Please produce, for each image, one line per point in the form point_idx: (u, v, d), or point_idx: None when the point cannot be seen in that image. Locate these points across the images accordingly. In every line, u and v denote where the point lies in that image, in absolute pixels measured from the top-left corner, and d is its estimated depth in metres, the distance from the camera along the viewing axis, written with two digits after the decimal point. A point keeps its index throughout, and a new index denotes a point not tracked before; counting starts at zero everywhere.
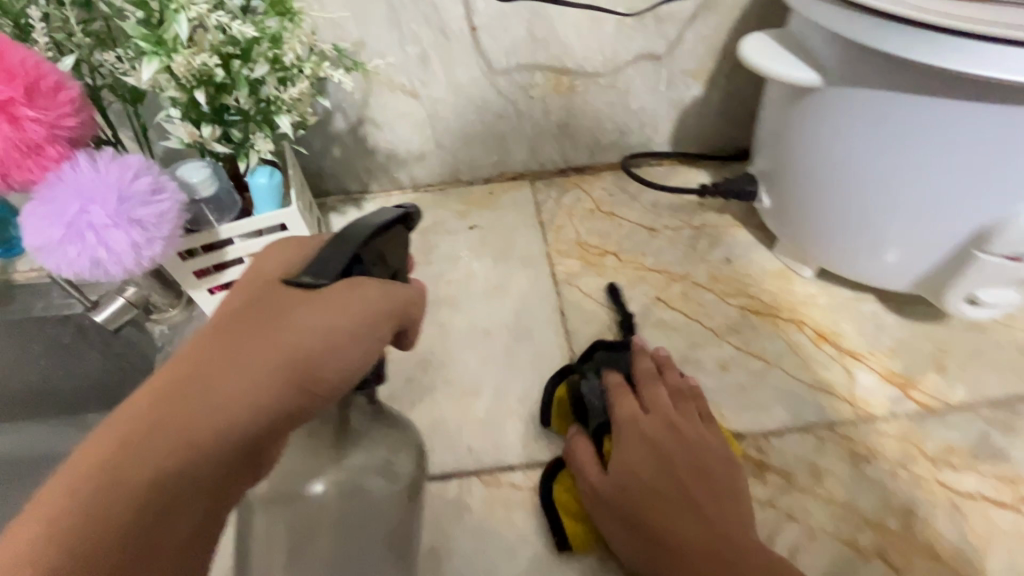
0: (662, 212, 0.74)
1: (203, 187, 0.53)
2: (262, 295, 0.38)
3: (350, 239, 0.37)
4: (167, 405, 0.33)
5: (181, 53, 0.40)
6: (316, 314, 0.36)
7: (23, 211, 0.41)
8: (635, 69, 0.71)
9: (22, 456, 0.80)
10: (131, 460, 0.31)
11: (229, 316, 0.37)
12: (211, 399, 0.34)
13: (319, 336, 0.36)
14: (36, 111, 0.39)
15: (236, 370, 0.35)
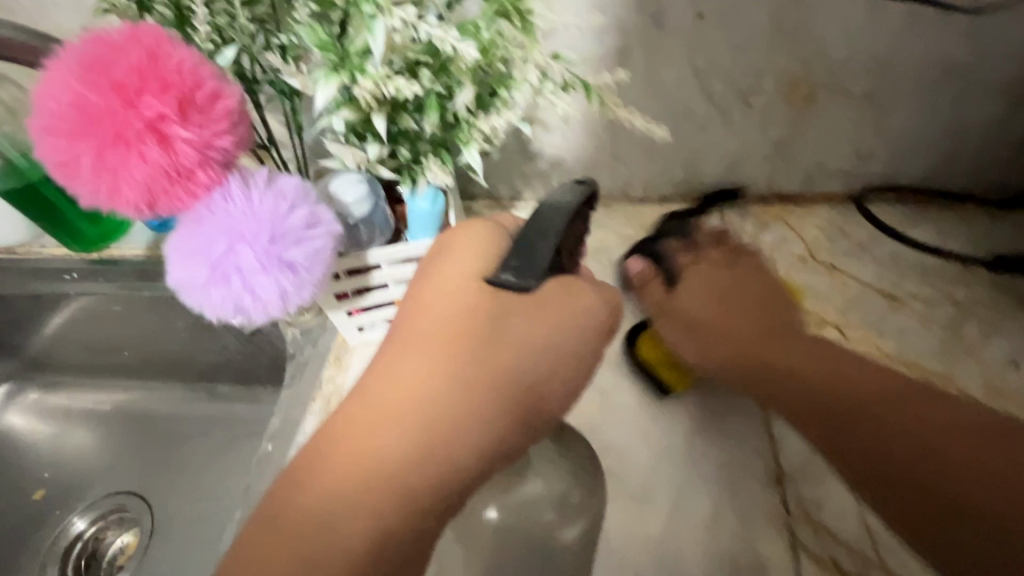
0: (908, 275, 0.56)
1: (356, 206, 0.44)
2: (457, 301, 0.36)
3: (549, 232, 0.36)
4: (384, 428, 0.32)
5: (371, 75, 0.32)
6: (533, 328, 0.36)
7: (170, 241, 0.35)
8: (911, 80, 0.52)
9: (151, 420, 0.81)
10: (381, 473, 0.30)
11: (426, 326, 0.36)
12: (425, 426, 0.32)
13: (539, 353, 0.36)
14: (191, 129, 0.31)
15: (466, 386, 0.33)
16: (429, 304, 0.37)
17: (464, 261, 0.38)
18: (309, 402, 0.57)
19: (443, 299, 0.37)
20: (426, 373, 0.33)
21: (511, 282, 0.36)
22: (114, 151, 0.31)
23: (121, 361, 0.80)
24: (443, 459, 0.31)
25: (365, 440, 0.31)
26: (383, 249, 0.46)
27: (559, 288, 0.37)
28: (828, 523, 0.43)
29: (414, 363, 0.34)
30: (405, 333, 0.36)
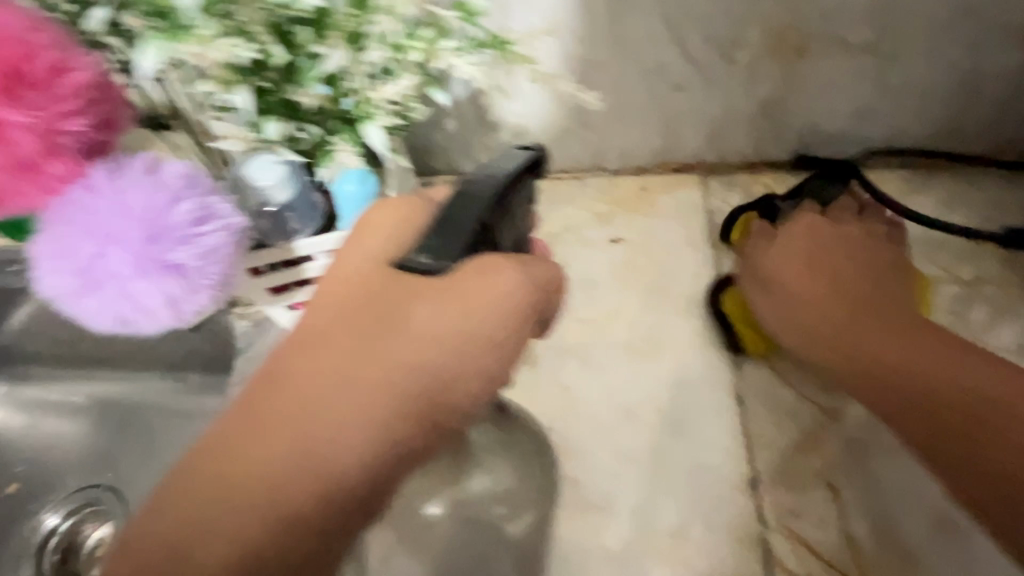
0: (911, 252, 0.50)
1: (276, 191, 0.38)
2: (365, 283, 0.29)
3: (471, 205, 0.28)
4: (254, 441, 0.25)
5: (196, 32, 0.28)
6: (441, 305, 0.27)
7: (34, 246, 0.30)
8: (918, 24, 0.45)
9: None
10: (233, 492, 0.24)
11: (325, 310, 0.28)
12: (303, 437, 0.25)
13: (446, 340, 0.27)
14: (27, 113, 0.26)
15: (351, 379, 0.26)
16: (331, 284, 0.29)
17: (377, 237, 0.30)
18: None
19: (345, 279, 0.29)
20: (313, 374, 0.26)
21: (428, 261, 0.28)
22: None
23: None
24: (319, 482, 0.24)
25: (226, 456, 0.25)
26: (309, 239, 0.41)
27: (502, 269, 0.29)
28: (808, 537, 0.39)
29: (300, 362, 0.26)
30: (299, 329, 0.28)
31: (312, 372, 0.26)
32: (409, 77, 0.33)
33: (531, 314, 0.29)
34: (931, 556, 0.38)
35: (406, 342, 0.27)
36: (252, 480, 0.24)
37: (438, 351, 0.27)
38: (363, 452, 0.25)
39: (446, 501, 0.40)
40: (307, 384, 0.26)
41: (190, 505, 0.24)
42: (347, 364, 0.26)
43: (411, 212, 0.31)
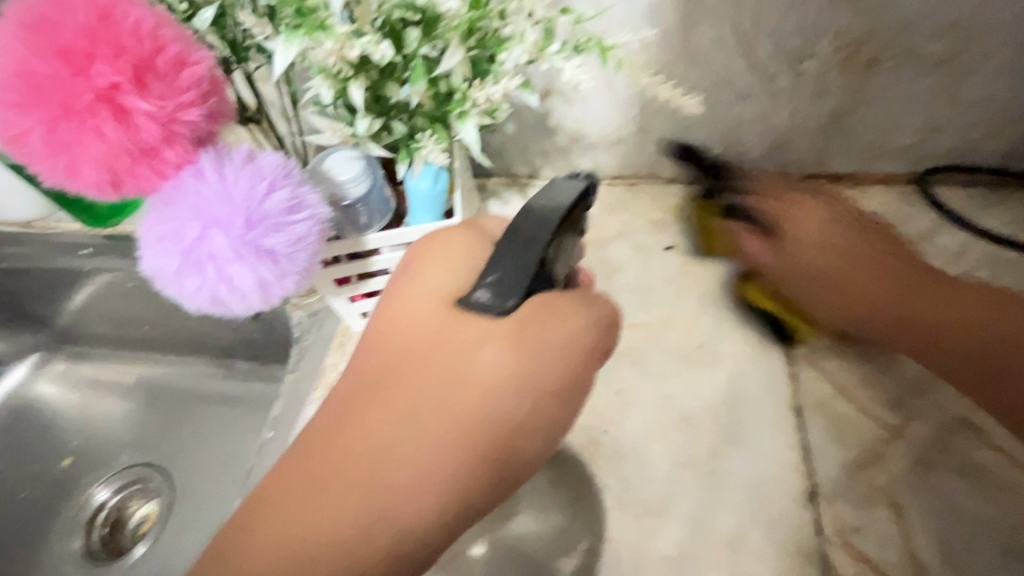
0: (978, 272, 0.49)
1: (352, 186, 0.40)
2: (425, 330, 0.31)
3: (529, 248, 0.29)
4: (329, 482, 0.27)
5: (328, 34, 0.28)
6: (503, 353, 0.29)
7: (141, 227, 0.32)
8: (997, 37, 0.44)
9: (179, 388, 0.85)
10: (308, 525, 0.26)
11: (387, 357, 0.31)
12: (372, 479, 0.27)
13: (511, 386, 0.29)
14: (150, 100, 0.28)
15: (418, 419, 0.28)
16: (394, 329, 0.32)
17: (435, 282, 0.32)
18: (312, 389, 0.54)
19: (410, 321, 0.31)
20: (379, 420, 0.28)
21: (492, 300, 0.29)
22: (66, 127, 0.27)
23: (146, 333, 0.84)
24: (387, 522, 0.26)
25: (304, 496, 0.27)
26: (380, 234, 0.42)
27: (558, 307, 0.31)
28: (868, 553, 0.38)
29: (367, 411, 0.29)
30: (363, 377, 0.30)
31: (378, 418, 0.28)
32: (512, 79, 0.32)
33: (591, 351, 0.31)
34: None
35: (463, 388, 0.29)
36: (330, 519, 0.26)
37: (494, 398, 0.28)
38: (429, 496, 0.27)
39: (489, 539, 0.40)
40: (374, 429, 0.28)
41: (267, 541, 0.26)
42: (410, 410, 0.28)
43: (465, 255, 0.33)
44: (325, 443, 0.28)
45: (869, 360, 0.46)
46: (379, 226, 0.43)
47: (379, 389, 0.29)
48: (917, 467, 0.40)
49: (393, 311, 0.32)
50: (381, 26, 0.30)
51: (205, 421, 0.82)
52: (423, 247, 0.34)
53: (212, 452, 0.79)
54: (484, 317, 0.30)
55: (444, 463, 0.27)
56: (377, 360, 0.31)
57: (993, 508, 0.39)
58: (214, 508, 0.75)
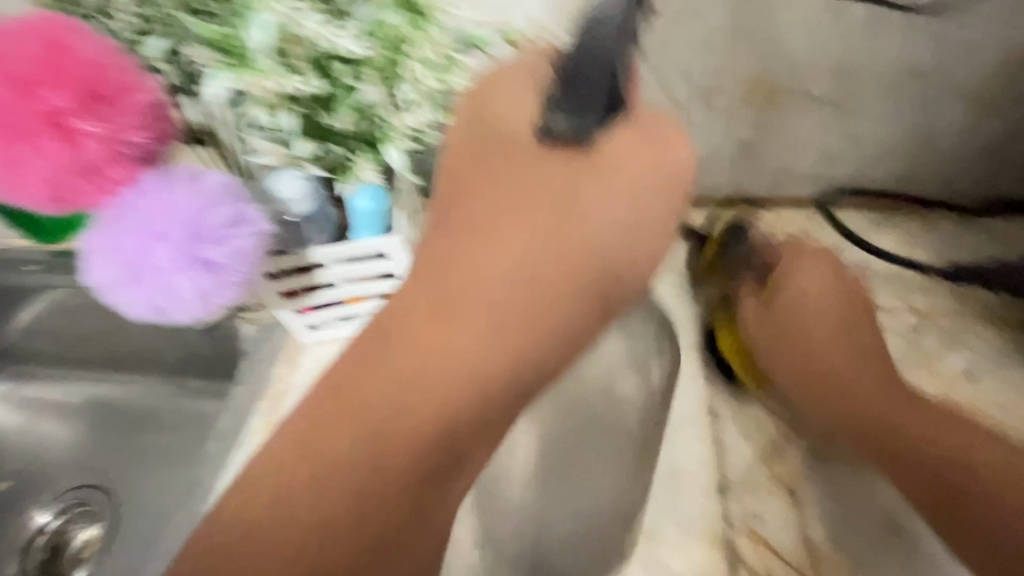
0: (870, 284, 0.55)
1: (296, 203, 0.43)
2: (513, 172, 0.33)
3: (596, 84, 0.29)
4: (436, 325, 0.31)
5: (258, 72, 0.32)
6: (601, 200, 0.33)
7: (87, 239, 0.34)
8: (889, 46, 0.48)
9: (127, 407, 0.84)
10: (428, 365, 0.30)
11: (476, 199, 0.34)
12: (487, 325, 0.32)
13: (609, 229, 0.34)
14: (98, 124, 0.30)
15: (531, 257, 0.32)
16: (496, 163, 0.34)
17: (516, 118, 0.33)
18: (257, 401, 0.55)
19: (505, 159, 0.33)
20: (486, 269, 0.32)
21: (571, 130, 0.31)
22: (14, 146, 0.29)
23: (90, 351, 0.83)
24: (502, 342, 0.32)
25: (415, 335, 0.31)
26: (323, 248, 0.45)
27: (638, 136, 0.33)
28: (768, 537, 0.42)
29: (477, 253, 0.32)
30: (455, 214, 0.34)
31: (484, 264, 0.32)
32: (429, 111, 0.37)
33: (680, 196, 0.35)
34: (876, 557, 0.41)
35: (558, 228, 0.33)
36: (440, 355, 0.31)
37: (587, 249, 0.33)
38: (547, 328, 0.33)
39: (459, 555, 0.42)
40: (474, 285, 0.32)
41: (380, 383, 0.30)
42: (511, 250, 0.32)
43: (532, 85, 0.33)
44: (427, 300, 0.32)
45: None
46: (323, 241, 0.46)
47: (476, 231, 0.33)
48: (809, 459, 0.45)
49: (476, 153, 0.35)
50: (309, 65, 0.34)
51: (148, 439, 0.82)
52: (481, 95, 0.35)
53: (157, 471, 0.79)
54: (557, 148, 0.32)
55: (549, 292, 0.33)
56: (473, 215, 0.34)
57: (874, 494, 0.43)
58: (159, 528, 0.74)
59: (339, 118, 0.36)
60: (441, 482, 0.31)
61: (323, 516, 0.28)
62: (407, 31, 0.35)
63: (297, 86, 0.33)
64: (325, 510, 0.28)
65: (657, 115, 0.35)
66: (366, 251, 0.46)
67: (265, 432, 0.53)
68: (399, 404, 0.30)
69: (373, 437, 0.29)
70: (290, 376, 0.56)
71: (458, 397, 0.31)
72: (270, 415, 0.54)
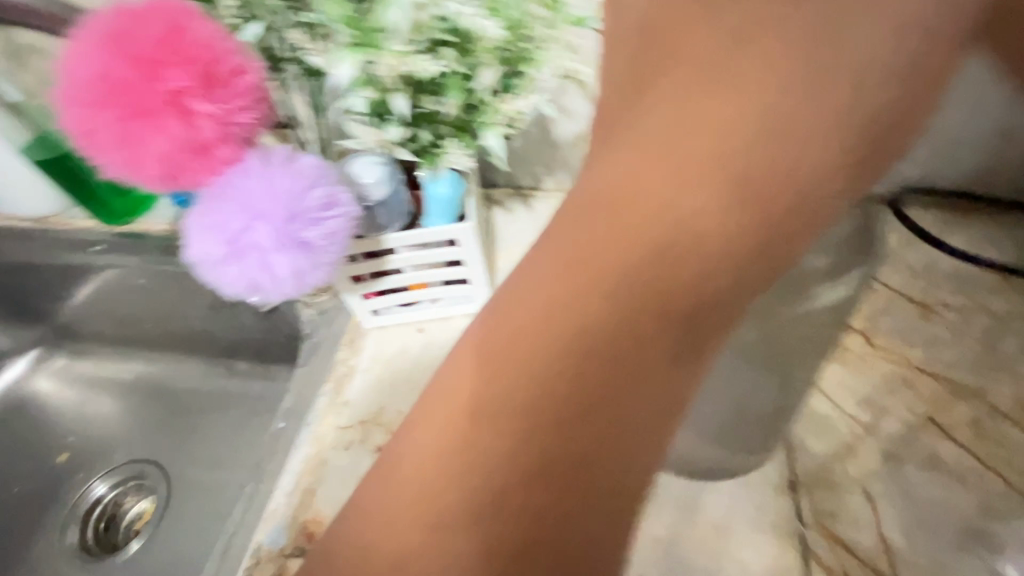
0: (943, 284, 0.53)
1: (376, 188, 0.44)
2: (706, 103, 0.34)
3: None
4: (615, 258, 0.32)
5: (389, 53, 0.33)
6: (792, 138, 0.33)
7: (189, 217, 0.35)
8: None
9: (180, 386, 0.86)
10: (594, 304, 0.32)
11: (650, 128, 0.35)
12: (652, 261, 0.32)
13: (796, 163, 0.33)
14: (213, 103, 0.31)
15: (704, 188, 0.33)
16: (683, 82, 0.35)
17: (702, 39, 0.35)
18: (321, 383, 0.56)
19: (695, 71, 0.35)
20: (658, 194, 0.33)
21: None
22: (137, 124, 0.30)
23: (146, 330, 0.86)
24: (664, 296, 0.32)
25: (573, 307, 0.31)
26: (399, 234, 0.46)
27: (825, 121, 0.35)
28: (843, 536, 0.41)
29: (646, 182, 0.33)
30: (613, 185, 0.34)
31: (657, 190, 0.33)
32: (533, 96, 0.38)
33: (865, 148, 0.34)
34: (960, 565, 0.40)
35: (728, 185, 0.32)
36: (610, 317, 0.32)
37: (768, 182, 0.33)
38: (706, 269, 0.33)
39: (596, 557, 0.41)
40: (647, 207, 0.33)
41: (546, 307, 0.32)
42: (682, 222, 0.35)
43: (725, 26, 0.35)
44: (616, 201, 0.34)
45: (844, 362, 0.49)
46: (396, 227, 0.46)
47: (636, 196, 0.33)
48: (887, 460, 0.44)
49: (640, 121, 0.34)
50: (423, 47, 0.34)
51: (198, 418, 0.84)
52: None
53: (206, 449, 0.81)
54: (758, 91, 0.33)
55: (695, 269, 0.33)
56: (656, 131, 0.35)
57: (951, 499, 0.42)
58: (212, 503, 0.77)
59: (448, 102, 0.37)
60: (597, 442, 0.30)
61: (477, 494, 0.29)
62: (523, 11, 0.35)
63: (425, 69, 0.34)
64: (492, 457, 0.30)
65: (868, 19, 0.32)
66: (436, 238, 0.47)
67: (327, 414, 0.54)
68: (559, 371, 0.30)
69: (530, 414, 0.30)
70: (352, 360, 0.57)
71: (618, 344, 0.31)
72: (332, 398, 0.55)
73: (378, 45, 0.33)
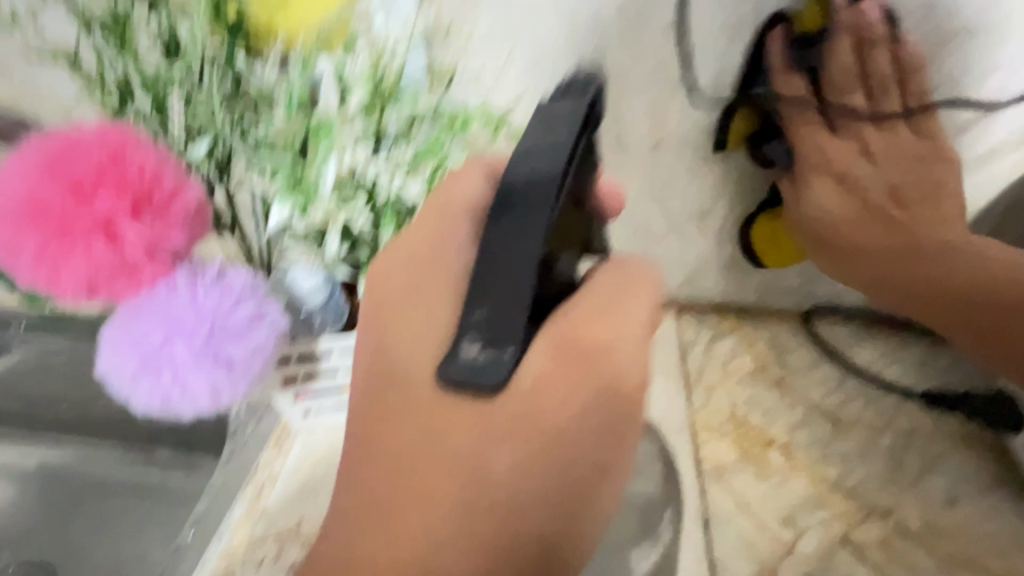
0: (853, 400, 0.56)
1: (313, 295, 0.45)
2: (434, 272, 0.32)
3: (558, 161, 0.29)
4: (410, 383, 0.31)
5: (319, 202, 0.36)
6: (594, 319, 0.32)
7: (108, 329, 0.35)
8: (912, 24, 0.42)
9: (87, 473, 0.78)
10: (433, 420, 0.30)
11: (398, 308, 0.32)
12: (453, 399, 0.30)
13: (603, 327, 0.32)
14: (141, 227, 0.32)
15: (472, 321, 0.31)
16: (399, 278, 0.33)
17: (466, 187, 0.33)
18: (241, 488, 0.53)
19: (415, 260, 0.33)
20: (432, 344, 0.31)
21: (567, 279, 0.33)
22: (59, 247, 0.31)
23: (60, 411, 0.79)
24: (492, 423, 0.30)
25: (434, 419, 0.30)
26: (333, 337, 0.46)
27: (593, 282, 0.33)
28: None
29: (416, 334, 0.31)
30: (413, 300, 0.32)
31: (429, 342, 0.31)
32: None
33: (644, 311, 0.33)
34: None
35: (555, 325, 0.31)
36: (518, 431, 0.30)
37: (571, 386, 0.31)
38: (557, 418, 0.31)
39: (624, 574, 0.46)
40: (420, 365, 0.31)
41: (379, 435, 0.32)
42: (524, 374, 0.29)
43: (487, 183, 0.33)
44: (394, 360, 0.32)
45: (765, 478, 0.51)
46: (333, 330, 0.47)
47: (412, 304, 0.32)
48: None
49: (389, 288, 0.33)
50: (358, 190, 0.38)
51: (105, 514, 0.76)
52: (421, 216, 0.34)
53: (117, 546, 0.74)
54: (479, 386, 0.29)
55: (602, 313, 0.32)
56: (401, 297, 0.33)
57: None
58: None
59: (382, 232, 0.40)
60: (550, 453, 0.31)
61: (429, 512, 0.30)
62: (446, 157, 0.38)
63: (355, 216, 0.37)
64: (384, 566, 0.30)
65: (617, 263, 0.35)
66: None
67: (242, 522, 0.51)
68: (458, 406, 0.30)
69: (509, 480, 0.30)
70: (277, 464, 0.54)
71: (455, 451, 0.30)
72: (252, 503, 0.52)
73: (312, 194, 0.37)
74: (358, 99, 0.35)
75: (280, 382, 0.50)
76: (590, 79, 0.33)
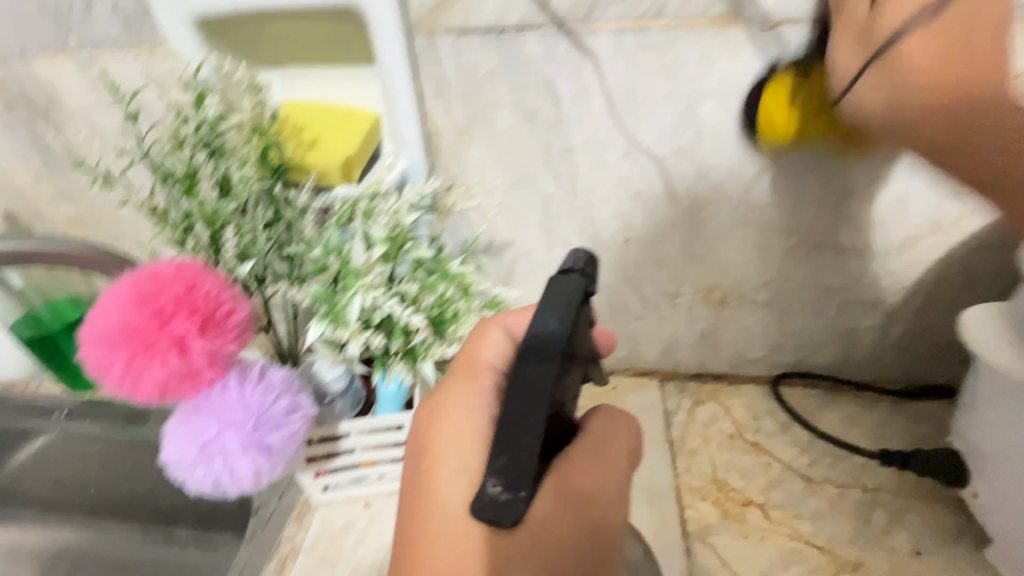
0: (823, 459, 0.62)
1: (335, 382, 0.53)
2: (464, 415, 0.37)
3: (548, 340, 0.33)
4: (442, 522, 0.33)
5: (346, 327, 0.43)
6: (591, 461, 0.36)
7: (170, 422, 0.43)
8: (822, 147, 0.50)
9: (106, 558, 0.81)
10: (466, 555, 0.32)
11: (432, 450, 0.36)
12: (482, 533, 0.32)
13: (597, 468, 0.36)
14: (207, 341, 0.39)
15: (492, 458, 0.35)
16: (434, 423, 0.37)
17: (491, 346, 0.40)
18: (265, 562, 0.58)
19: (446, 409, 0.37)
20: (463, 481, 0.34)
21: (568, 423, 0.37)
22: (141, 361, 0.38)
23: (88, 495, 0.84)
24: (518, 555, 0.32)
25: (463, 555, 0.32)
26: (351, 421, 0.53)
27: (588, 428, 0.38)
28: None
29: (447, 474, 0.35)
30: (446, 443, 0.36)
31: (461, 480, 0.34)
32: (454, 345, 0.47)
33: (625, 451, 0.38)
34: None
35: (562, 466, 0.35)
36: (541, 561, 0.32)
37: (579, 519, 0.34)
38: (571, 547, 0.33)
39: None
40: (453, 502, 0.34)
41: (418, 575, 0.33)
42: (533, 515, 0.33)
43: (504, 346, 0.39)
44: (428, 498, 0.35)
45: (746, 537, 0.57)
46: (350, 414, 0.54)
47: (441, 445, 0.36)
48: None
49: (423, 433, 0.37)
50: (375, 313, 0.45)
51: None
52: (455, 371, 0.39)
53: None
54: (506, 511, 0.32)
55: (596, 454, 0.37)
56: (435, 438, 0.36)
57: None
58: None
59: (391, 345, 0.46)
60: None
61: None
62: (450, 284, 0.46)
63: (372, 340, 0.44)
64: None
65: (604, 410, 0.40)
66: (386, 425, 0.53)
67: None
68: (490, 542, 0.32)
69: None
70: (298, 538, 0.60)
71: None
72: None
73: (340, 318, 0.44)
74: (379, 251, 0.43)
75: (303, 462, 0.56)
76: (588, 254, 0.37)
